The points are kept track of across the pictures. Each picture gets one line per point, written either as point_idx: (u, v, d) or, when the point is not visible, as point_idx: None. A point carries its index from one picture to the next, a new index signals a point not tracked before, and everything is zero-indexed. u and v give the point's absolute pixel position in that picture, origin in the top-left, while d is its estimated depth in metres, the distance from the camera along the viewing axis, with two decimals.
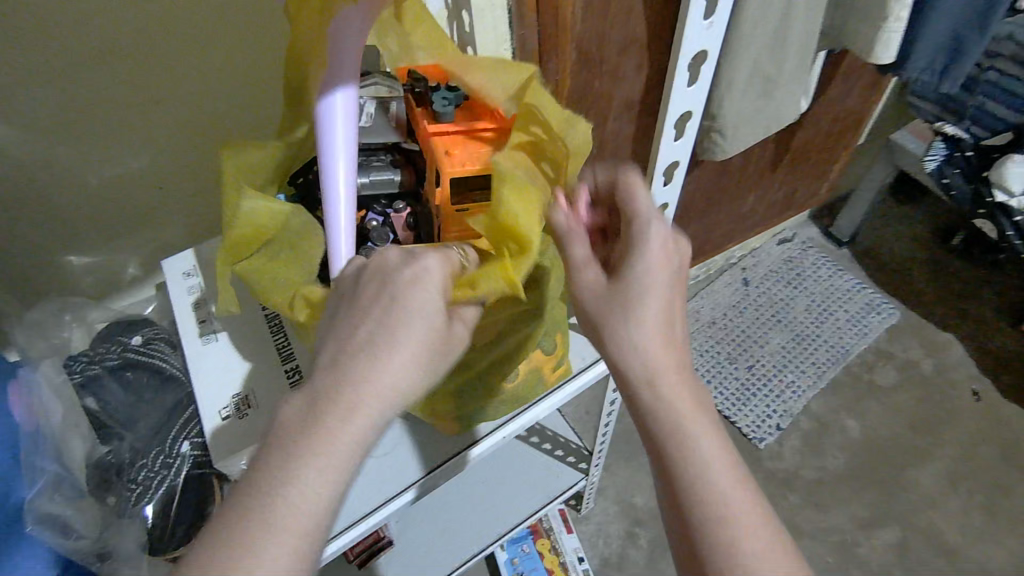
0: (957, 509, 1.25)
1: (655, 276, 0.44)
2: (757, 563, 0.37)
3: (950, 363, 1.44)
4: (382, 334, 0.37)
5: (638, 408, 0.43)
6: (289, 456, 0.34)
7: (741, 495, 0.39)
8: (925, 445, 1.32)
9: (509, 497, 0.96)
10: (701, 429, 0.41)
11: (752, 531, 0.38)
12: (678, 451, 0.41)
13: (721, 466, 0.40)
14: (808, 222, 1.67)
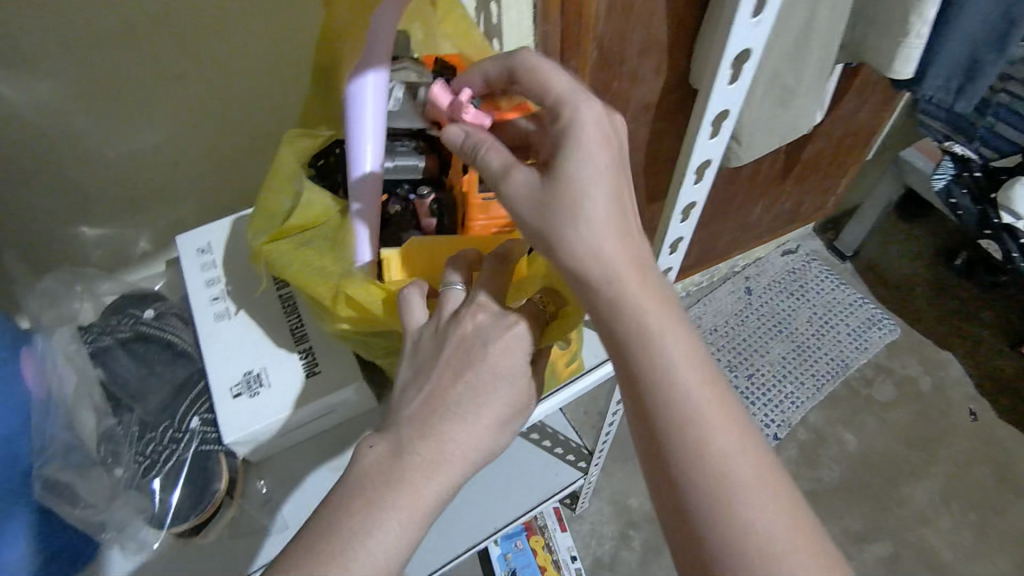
0: (954, 530, 1.23)
1: (596, 165, 0.40)
2: (735, 473, 0.38)
3: (949, 382, 1.40)
4: (469, 397, 0.41)
5: (618, 354, 0.41)
6: (375, 503, 0.38)
7: (714, 407, 0.40)
8: (922, 462, 1.30)
9: (508, 493, 0.95)
10: (690, 378, 0.40)
11: (728, 441, 0.39)
12: (664, 402, 0.40)
13: (713, 417, 0.39)
14: (812, 235, 1.63)
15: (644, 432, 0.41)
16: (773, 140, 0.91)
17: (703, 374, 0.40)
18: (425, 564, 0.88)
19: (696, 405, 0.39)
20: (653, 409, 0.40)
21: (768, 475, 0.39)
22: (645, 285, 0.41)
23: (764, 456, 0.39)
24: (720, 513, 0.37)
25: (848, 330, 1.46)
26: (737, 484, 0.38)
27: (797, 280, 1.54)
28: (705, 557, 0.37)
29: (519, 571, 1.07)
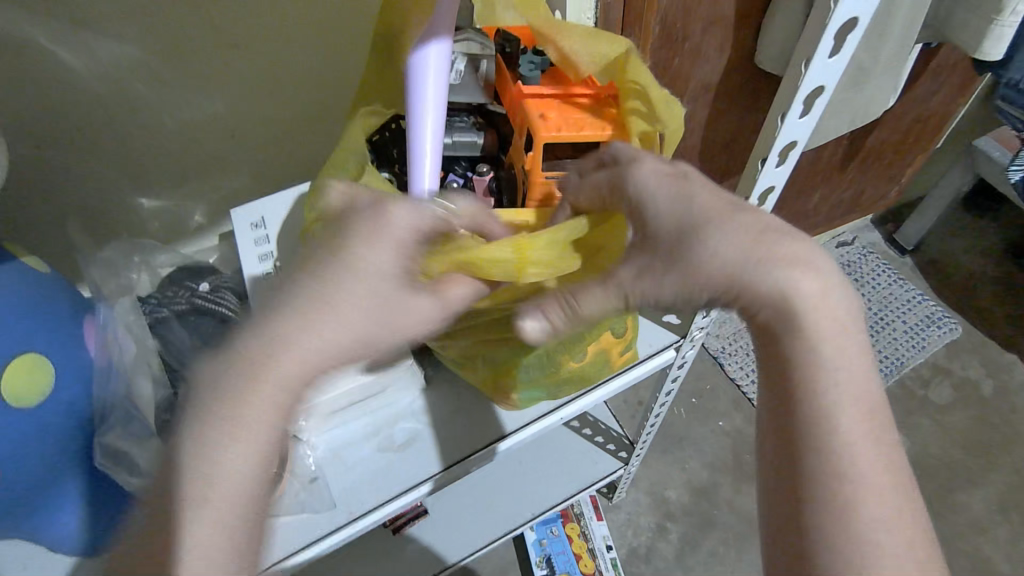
0: (1012, 541, 1.17)
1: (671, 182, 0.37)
2: (881, 535, 0.30)
3: (1013, 386, 1.33)
4: (313, 296, 0.31)
5: (771, 343, 0.34)
6: (199, 441, 0.30)
7: (870, 448, 0.32)
8: (978, 469, 1.24)
9: (544, 480, 0.94)
10: (843, 401, 0.32)
11: (880, 495, 0.31)
12: (810, 409, 0.32)
13: (864, 442, 0.32)
14: (869, 227, 1.55)
15: (775, 436, 0.34)
16: (841, 125, 0.86)
17: (863, 391, 0.33)
18: (463, 546, 0.89)
19: (848, 422, 0.32)
20: (795, 411, 0.33)
21: (921, 547, 0.31)
22: (821, 272, 0.33)
23: (917, 510, 0.31)
24: (845, 555, 0.30)
25: (903, 328, 1.39)
26: (872, 527, 0.30)
27: (853, 273, 1.48)
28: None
29: (553, 557, 1.07)
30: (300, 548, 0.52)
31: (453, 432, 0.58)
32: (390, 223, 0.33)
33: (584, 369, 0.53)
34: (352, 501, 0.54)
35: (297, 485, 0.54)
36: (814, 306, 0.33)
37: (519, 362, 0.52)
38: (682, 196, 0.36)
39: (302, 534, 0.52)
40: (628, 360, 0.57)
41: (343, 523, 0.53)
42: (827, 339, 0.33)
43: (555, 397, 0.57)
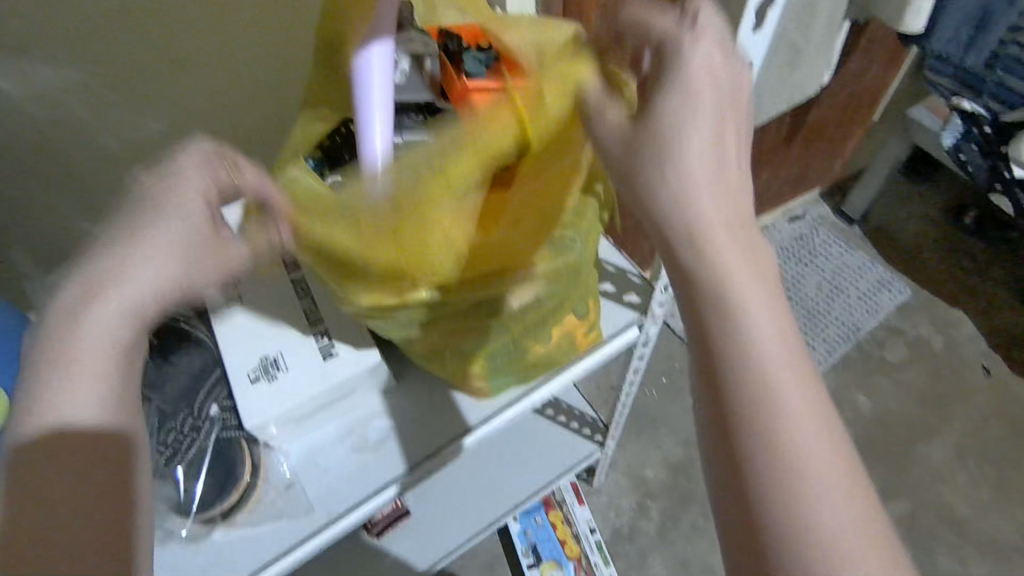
0: (971, 486, 1.23)
1: (701, 90, 0.38)
2: (811, 477, 0.32)
3: (961, 340, 1.40)
4: (133, 258, 0.43)
5: (687, 287, 0.37)
6: (51, 414, 0.39)
7: (800, 397, 0.34)
8: (935, 420, 1.30)
9: (523, 470, 0.95)
10: (774, 355, 0.34)
11: (810, 440, 0.33)
12: (746, 367, 0.34)
13: (785, 368, 0.34)
14: (818, 201, 1.60)
15: (701, 372, 0.36)
16: (781, 102, 0.90)
17: (790, 345, 0.35)
18: (448, 538, 0.92)
19: (768, 351, 0.35)
20: (718, 347, 0.35)
21: (853, 489, 0.33)
22: (727, 219, 0.37)
23: (837, 427, 0.34)
24: (780, 473, 0.32)
25: (856, 295, 1.45)
26: (802, 443, 0.33)
27: (805, 246, 1.53)
28: (753, 522, 0.32)
29: (539, 545, 1.09)
30: (280, 554, 0.52)
31: (427, 424, 0.57)
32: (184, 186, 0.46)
33: (550, 354, 0.55)
34: (329, 501, 0.55)
35: (271, 493, 0.54)
36: (726, 248, 0.36)
37: (488, 352, 0.53)
38: (689, 99, 0.38)
39: (278, 541, 0.53)
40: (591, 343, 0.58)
41: (322, 525, 0.54)
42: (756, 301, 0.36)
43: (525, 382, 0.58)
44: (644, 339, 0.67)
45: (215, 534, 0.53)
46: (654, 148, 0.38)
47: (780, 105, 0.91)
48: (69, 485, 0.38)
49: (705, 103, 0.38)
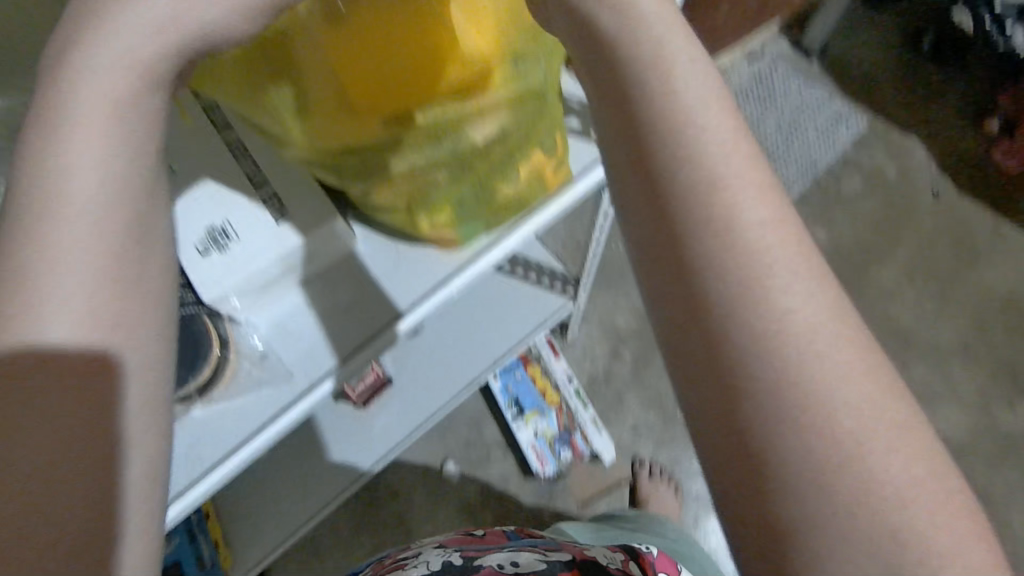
0: (917, 301, 1.31)
1: None
2: (790, 314, 0.26)
3: (914, 166, 1.42)
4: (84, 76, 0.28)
5: (606, 80, 0.31)
6: (35, 331, 0.26)
7: (765, 220, 0.28)
8: (886, 245, 1.35)
9: (495, 329, 0.96)
10: (727, 176, 0.28)
11: (781, 267, 0.27)
12: (699, 190, 0.28)
13: (738, 163, 0.28)
14: (776, 36, 1.52)
15: (640, 195, 0.29)
16: None
17: (745, 162, 0.29)
18: (431, 402, 0.96)
19: (720, 154, 0.28)
20: (658, 162, 0.29)
21: (834, 321, 0.27)
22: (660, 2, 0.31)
23: (806, 246, 0.28)
24: (742, 293, 0.27)
25: (815, 131, 1.44)
26: (763, 256, 0.27)
27: (764, 85, 1.47)
28: (719, 364, 0.26)
29: (519, 397, 1.15)
30: (261, 426, 0.52)
31: (395, 281, 0.55)
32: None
33: (518, 195, 0.51)
34: (308, 365, 0.54)
35: (246, 365, 0.52)
36: (656, 36, 0.30)
37: (455, 198, 0.49)
38: None
39: (263, 409, 0.52)
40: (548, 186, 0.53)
41: (303, 390, 0.53)
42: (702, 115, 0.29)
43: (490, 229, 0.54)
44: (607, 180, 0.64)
45: (196, 413, 0.52)
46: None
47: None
48: (46, 469, 0.25)
49: None
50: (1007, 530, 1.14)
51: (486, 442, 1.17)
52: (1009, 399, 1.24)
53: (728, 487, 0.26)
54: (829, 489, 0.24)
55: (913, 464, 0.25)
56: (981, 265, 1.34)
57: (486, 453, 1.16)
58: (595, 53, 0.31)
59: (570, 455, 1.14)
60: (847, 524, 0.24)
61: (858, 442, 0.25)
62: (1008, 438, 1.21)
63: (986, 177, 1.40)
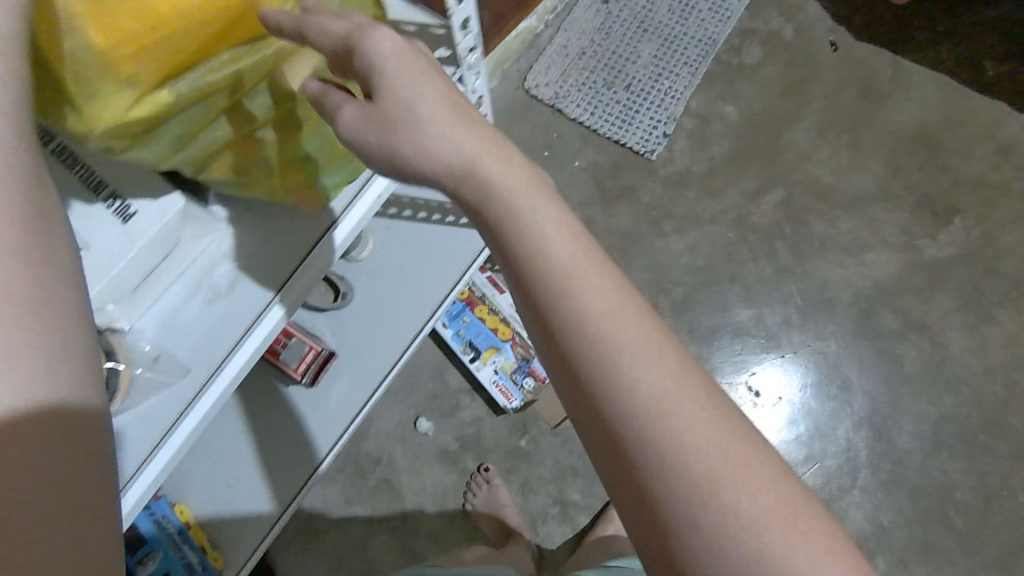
0: (833, 155, 1.33)
1: (394, 48, 0.39)
2: (627, 355, 0.36)
3: (809, 22, 1.41)
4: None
5: (474, 212, 0.40)
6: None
7: (598, 290, 0.37)
8: (794, 108, 1.37)
9: (423, 278, 0.96)
10: (567, 258, 0.37)
11: (618, 323, 0.36)
12: (548, 284, 0.37)
13: (567, 249, 0.38)
14: None
15: (516, 292, 0.39)
16: None
17: (576, 244, 0.38)
18: (378, 364, 0.96)
19: (583, 290, 0.37)
20: (518, 264, 0.38)
21: (660, 346, 0.36)
22: (516, 172, 0.39)
23: (632, 298, 0.37)
24: (619, 393, 0.35)
25: (707, 5, 1.42)
26: (633, 363, 0.35)
27: None
28: (591, 406, 0.36)
29: (475, 339, 1.16)
30: (179, 415, 0.53)
31: (284, 248, 0.55)
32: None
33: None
34: (204, 357, 0.54)
35: (141, 371, 0.52)
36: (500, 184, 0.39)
37: (303, 154, 0.50)
38: (398, 52, 0.39)
39: (174, 402, 0.52)
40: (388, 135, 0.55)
41: (206, 379, 0.53)
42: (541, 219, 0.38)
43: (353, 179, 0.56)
44: (472, 92, 0.58)
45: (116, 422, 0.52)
46: (414, 142, 0.40)
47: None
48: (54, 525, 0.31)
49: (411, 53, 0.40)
50: (948, 355, 1.20)
51: (452, 390, 1.19)
52: (932, 232, 1.27)
53: (615, 478, 0.36)
54: (675, 462, 0.34)
55: (759, 494, 0.34)
56: (888, 108, 1.36)
57: (454, 400, 1.19)
58: (488, 233, 0.40)
59: (534, 382, 1.15)
60: (720, 550, 0.33)
61: (712, 474, 0.34)
62: (937, 269, 1.25)
63: (879, 19, 1.39)
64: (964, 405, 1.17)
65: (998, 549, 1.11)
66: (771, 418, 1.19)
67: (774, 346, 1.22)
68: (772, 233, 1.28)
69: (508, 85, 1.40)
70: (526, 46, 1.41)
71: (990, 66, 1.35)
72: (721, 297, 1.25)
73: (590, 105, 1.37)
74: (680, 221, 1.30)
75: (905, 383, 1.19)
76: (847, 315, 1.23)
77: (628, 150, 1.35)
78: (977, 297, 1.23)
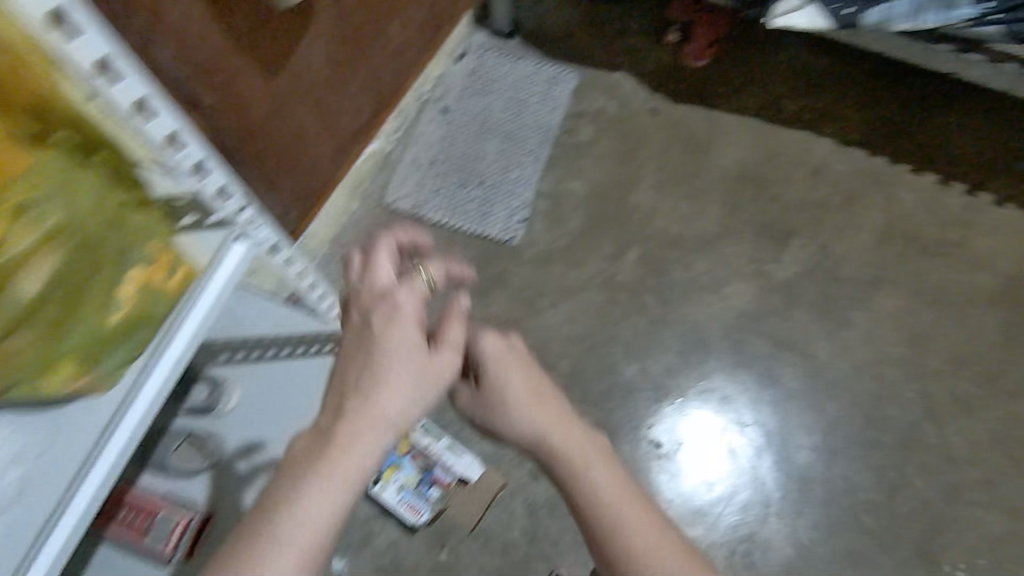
0: (675, 206, 1.45)
1: (500, 361, 0.72)
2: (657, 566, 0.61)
3: (627, 94, 1.57)
4: (331, 459, 0.60)
5: (557, 471, 0.67)
6: None
7: (643, 524, 0.63)
8: (633, 171, 1.49)
9: (294, 413, 0.95)
10: (622, 505, 0.64)
11: (654, 545, 0.62)
12: (606, 516, 0.63)
13: (619, 497, 0.65)
14: (471, 34, 1.62)
15: (582, 522, 0.65)
16: None
17: (623, 494, 0.65)
18: None
19: (630, 521, 0.63)
20: (588, 502, 0.65)
21: (684, 567, 0.61)
22: (591, 448, 0.68)
23: (665, 531, 0.63)
24: None
25: (536, 98, 1.56)
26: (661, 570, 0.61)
27: (479, 81, 1.57)
28: None
29: None
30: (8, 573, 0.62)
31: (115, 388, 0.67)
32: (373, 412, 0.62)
33: (131, 314, 0.63)
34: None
35: None
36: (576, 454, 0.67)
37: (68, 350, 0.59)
38: (500, 361, 0.72)
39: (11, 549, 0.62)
40: (188, 272, 0.69)
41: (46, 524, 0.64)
42: (606, 476, 0.66)
43: (159, 326, 0.68)
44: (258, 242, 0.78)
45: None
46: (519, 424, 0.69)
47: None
48: None
49: (512, 365, 0.72)
50: (819, 364, 1.29)
51: (362, 519, 1.15)
52: (777, 256, 1.39)
53: None
54: None
55: None
56: (712, 155, 1.50)
57: (365, 528, 1.14)
58: (565, 485, 0.67)
59: (439, 491, 1.14)
60: None
61: None
62: (790, 289, 1.36)
63: (687, 82, 1.57)
64: (844, 408, 1.25)
65: (912, 541, 1.16)
66: (709, 458, 1.22)
67: (664, 395, 1.27)
68: (638, 289, 1.36)
69: (369, 203, 1.45)
70: (379, 165, 1.47)
71: (787, 104, 1.53)
72: (607, 359, 1.30)
73: (449, 206, 1.44)
74: (554, 295, 1.36)
75: (788, 401, 1.26)
76: (722, 349, 1.30)
77: (492, 242, 1.41)
78: (829, 305, 1.34)
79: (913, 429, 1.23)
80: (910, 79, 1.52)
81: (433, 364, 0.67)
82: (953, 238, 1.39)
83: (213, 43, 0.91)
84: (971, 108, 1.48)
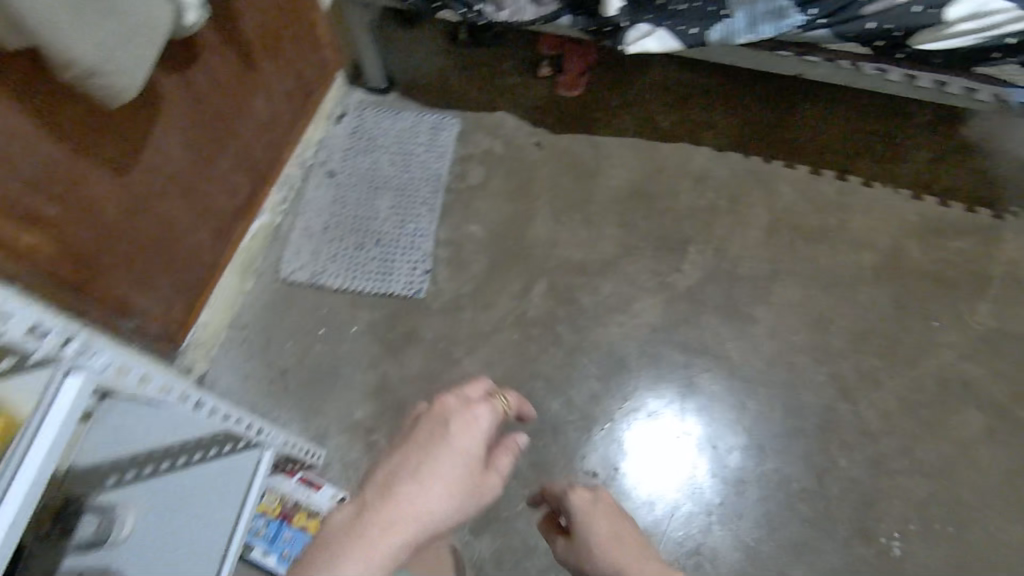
0: (573, 233, 1.47)
1: (592, 511, 0.70)
2: None
3: (511, 131, 1.59)
4: (356, 554, 0.50)
5: None
6: None
7: None
8: (528, 205, 1.50)
9: (200, 521, 0.85)
10: None
11: None
12: None
13: None
14: (346, 94, 1.61)
15: None
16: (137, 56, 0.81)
17: None
18: None
19: None
20: None
21: None
22: None
23: None
24: None
25: (421, 148, 1.56)
26: None
27: (362, 138, 1.56)
28: None
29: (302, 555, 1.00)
30: None
31: None
32: (411, 513, 0.52)
33: None
34: None
35: None
36: None
37: None
38: (592, 512, 0.70)
39: None
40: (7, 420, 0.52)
41: None
42: None
43: None
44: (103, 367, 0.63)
45: None
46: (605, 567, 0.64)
47: (128, 50, 0.79)
48: None
49: (603, 517, 0.69)
50: (734, 364, 1.32)
51: None
52: (677, 266, 1.43)
53: None
54: None
55: None
56: (601, 178, 1.54)
57: None
58: None
59: None
60: None
61: None
62: (694, 296, 1.40)
63: (565, 112, 1.61)
64: (764, 404, 1.29)
65: (848, 521, 1.20)
66: (647, 476, 1.23)
67: (592, 423, 1.27)
68: (550, 321, 1.36)
69: (264, 280, 1.39)
70: (270, 240, 1.43)
71: (662, 120, 1.60)
72: (531, 397, 1.29)
73: (348, 270, 1.41)
74: (468, 343, 1.34)
75: (711, 406, 1.28)
76: (641, 366, 1.32)
77: (398, 298, 1.39)
78: (733, 305, 1.39)
79: (829, 411, 1.28)
80: (767, 83, 1.63)
81: (482, 488, 0.56)
82: (833, 221, 1.47)
83: (47, 151, 0.85)
84: (825, 100, 1.59)
